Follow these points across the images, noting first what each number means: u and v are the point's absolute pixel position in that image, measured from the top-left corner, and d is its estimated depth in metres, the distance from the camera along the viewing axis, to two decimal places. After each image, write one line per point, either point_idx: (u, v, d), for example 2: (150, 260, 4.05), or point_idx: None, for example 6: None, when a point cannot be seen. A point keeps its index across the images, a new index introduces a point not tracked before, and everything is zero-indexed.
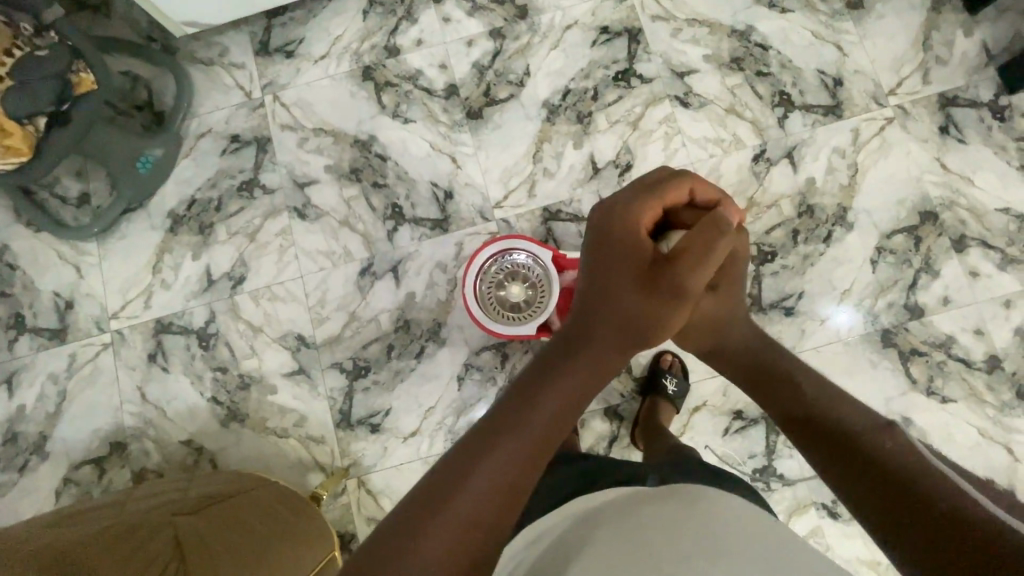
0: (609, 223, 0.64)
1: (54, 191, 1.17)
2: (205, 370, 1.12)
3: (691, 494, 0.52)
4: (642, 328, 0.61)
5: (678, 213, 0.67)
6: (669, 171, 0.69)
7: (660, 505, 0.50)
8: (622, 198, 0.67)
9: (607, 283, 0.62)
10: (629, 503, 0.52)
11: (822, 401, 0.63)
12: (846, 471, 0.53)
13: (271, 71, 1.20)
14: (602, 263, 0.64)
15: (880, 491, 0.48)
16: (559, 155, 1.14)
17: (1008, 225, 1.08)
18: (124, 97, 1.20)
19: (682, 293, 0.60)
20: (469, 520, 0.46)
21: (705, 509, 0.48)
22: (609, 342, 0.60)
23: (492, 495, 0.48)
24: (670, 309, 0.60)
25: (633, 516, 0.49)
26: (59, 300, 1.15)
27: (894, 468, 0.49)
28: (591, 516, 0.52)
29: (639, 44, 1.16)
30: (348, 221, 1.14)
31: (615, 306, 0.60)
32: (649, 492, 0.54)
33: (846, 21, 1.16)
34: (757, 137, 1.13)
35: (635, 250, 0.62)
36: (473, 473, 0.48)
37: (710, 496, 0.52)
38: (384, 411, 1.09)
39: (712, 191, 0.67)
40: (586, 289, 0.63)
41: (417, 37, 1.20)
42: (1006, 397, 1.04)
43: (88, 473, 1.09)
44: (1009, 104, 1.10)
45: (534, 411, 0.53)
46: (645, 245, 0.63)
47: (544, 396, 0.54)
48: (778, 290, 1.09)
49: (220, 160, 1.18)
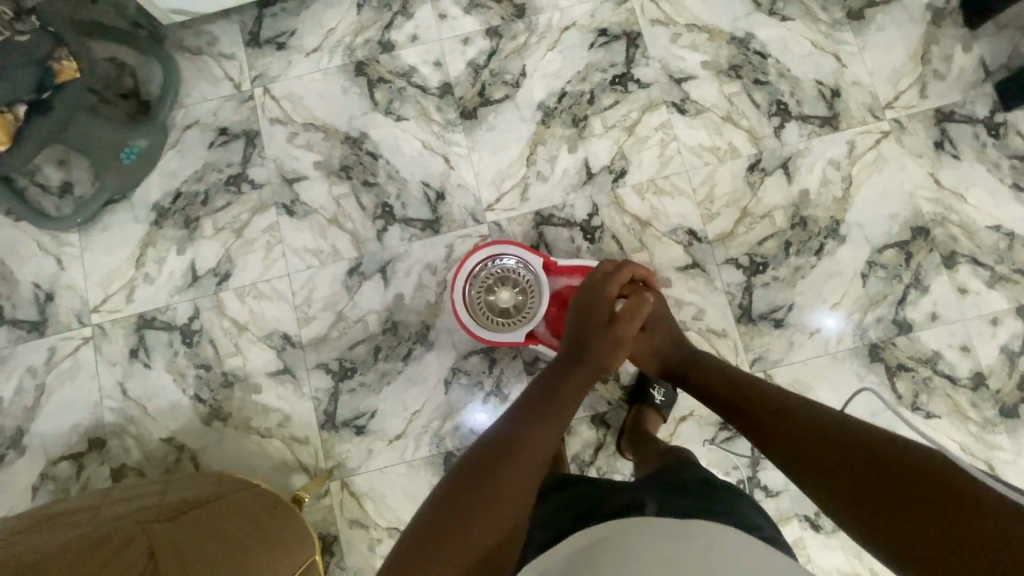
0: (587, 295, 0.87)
1: (35, 180, 1.14)
2: (188, 367, 1.10)
3: (700, 532, 0.50)
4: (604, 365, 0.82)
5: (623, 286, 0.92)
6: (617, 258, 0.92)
7: (669, 544, 0.49)
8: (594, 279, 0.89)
9: (584, 336, 0.83)
10: (635, 537, 0.50)
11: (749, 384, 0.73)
12: (844, 492, 0.53)
13: (261, 62, 1.17)
14: (576, 324, 0.85)
15: (892, 514, 0.49)
16: (553, 159, 1.13)
17: (998, 243, 1.08)
18: (110, 85, 1.17)
19: (624, 338, 0.84)
20: (485, 521, 0.59)
21: (712, 552, 0.48)
22: (585, 374, 0.79)
23: (498, 499, 0.61)
24: (618, 350, 0.83)
25: (642, 555, 0.48)
26: (38, 292, 1.13)
27: (872, 460, 0.53)
28: (598, 550, 0.51)
29: (637, 48, 1.15)
30: (337, 220, 1.13)
31: (585, 350, 0.81)
32: (655, 524, 0.52)
33: (846, 32, 1.15)
34: (753, 147, 1.12)
35: (597, 313, 0.85)
36: (486, 484, 0.61)
37: (716, 531, 0.51)
38: (369, 413, 1.08)
39: (645, 271, 0.92)
40: (571, 337, 0.84)
41: (412, 33, 1.17)
42: (989, 414, 1.04)
43: (67, 469, 1.08)
44: (1004, 121, 1.10)
45: (532, 429, 0.69)
46: (607, 309, 0.85)
47: (543, 421, 0.70)
48: (767, 301, 1.09)
49: (208, 152, 1.15)
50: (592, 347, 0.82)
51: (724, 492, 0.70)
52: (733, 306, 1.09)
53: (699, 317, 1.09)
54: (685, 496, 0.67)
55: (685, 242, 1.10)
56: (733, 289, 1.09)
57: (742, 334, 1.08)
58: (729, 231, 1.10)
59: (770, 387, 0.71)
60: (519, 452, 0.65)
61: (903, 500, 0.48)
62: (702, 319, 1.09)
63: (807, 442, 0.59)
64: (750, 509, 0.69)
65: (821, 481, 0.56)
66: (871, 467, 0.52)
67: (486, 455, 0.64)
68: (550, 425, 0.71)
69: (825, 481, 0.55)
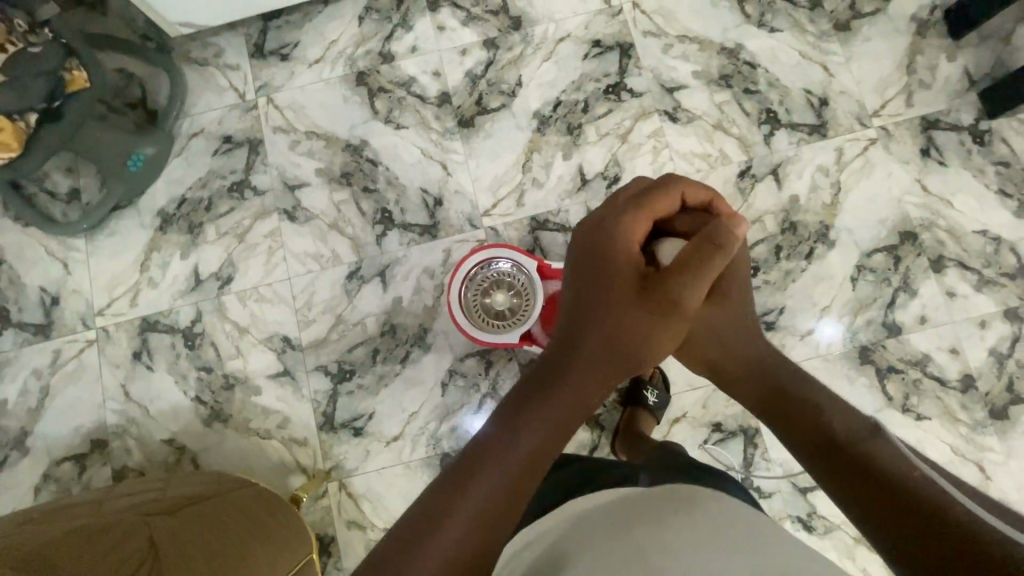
0: (606, 235, 0.66)
1: (44, 186, 1.17)
2: (189, 369, 1.12)
3: (681, 497, 0.55)
4: (635, 353, 0.63)
5: (670, 222, 0.67)
6: (660, 179, 0.68)
7: (653, 505, 0.53)
8: (619, 215, 0.66)
9: (601, 301, 0.63)
10: (619, 507, 0.55)
11: (788, 385, 0.64)
12: (829, 468, 0.54)
13: (264, 73, 1.21)
14: (589, 280, 0.66)
15: (840, 482, 0.52)
16: (549, 165, 1.16)
17: (985, 247, 1.10)
18: (117, 95, 1.20)
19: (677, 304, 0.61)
20: (452, 545, 0.50)
21: (683, 506, 0.52)
22: (598, 353, 0.63)
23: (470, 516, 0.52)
24: (666, 328, 0.63)
25: (621, 515, 0.53)
26: (44, 296, 1.15)
27: (837, 440, 0.55)
28: (587, 519, 0.56)
29: (630, 58, 1.18)
30: (337, 225, 1.15)
31: (613, 324, 0.62)
32: (643, 496, 0.57)
33: (833, 43, 1.18)
34: (743, 154, 1.15)
35: (623, 263, 0.64)
36: (461, 492, 0.53)
37: (697, 496, 0.55)
38: (367, 414, 1.10)
39: (703, 194, 0.67)
40: (586, 295, 0.65)
41: (412, 45, 1.21)
42: (979, 415, 1.06)
43: (69, 470, 1.09)
44: (989, 129, 1.13)
45: (519, 431, 0.58)
46: (633, 261, 0.64)
47: (538, 412, 0.60)
48: (759, 304, 1.11)
49: (212, 160, 1.18)
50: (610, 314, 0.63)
51: (714, 478, 0.73)
52: None
53: None
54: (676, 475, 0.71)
55: None
56: None
57: None
58: None
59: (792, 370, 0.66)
60: (499, 456, 0.56)
61: (855, 478, 0.51)
62: None
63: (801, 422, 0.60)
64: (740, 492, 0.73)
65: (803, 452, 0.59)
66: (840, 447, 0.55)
67: (462, 465, 0.56)
68: (543, 423, 0.59)
69: (823, 472, 0.55)
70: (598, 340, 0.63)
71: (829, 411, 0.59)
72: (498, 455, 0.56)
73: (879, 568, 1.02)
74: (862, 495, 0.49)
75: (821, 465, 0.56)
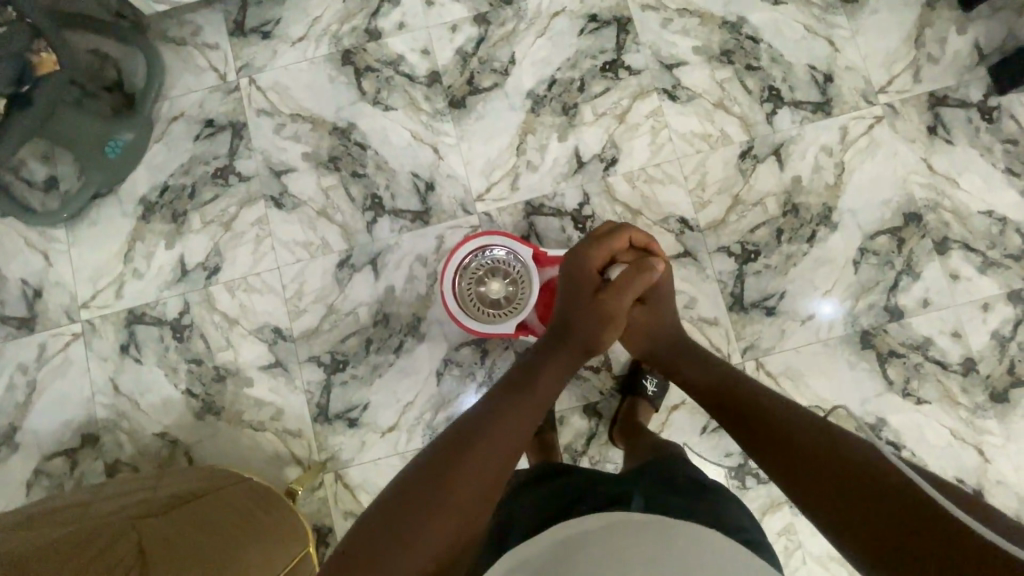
0: (573, 259, 0.87)
1: (20, 175, 1.13)
2: (179, 362, 1.10)
3: (677, 534, 0.51)
4: (592, 341, 0.83)
5: (623, 254, 0.89)
6: (618, 223, 0.90)
7: (653, 539, 0.50)
8: (585, 244, 0.88)
9: (570, 307, 0.84)
10: (610, 538, 0.50)
11: (736, 386, 0.74)
12: (809, 473, 0.55)
13: (245, 52, 1.16)
14: (565, 293, 0.86)
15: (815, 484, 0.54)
16: (544, 148, 1.12)
17: (990, 228, 1.07)
18: (92, 78, 1.15)
19: (614, 313, 0.83)
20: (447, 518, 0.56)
21: (686, 549, 0.49)
22: (571, 350, 0.80)
23: (463, 503, 0.57)
24: (608, 327, 0.83)
25: (618, 543, 0.49)
26: (27, 289, 1.12)
27: (815, 443, 0.57)
28: (577, 547, 0.50)
29: (628, 33, 1.13)
30: (326, 212, 1.12)
31: (577, 322, 0.82)
32: (632, 520, 0.53)
33: (839, 15, 1.13)
34: (745, 134, 1.11)
35: (583, 279, 0.85)
36: (454, 474, 0.59)
37: (694, 531, 0.52)
38: (361, 405, 1.08)
39: (645, 238, 0.90)
40: (559, 302, 0.86)
41: (399, 21, 1.15)
42: (980, 399, 1.05)
43: (61, 465, 1.08)
44: (998, 105, 1.09)
45: (513, 419, 0.67)
46: (590, 279, 0.85)
47: (522, 402, 0.69)
48: (759, 289, 1.09)
49: (194, 145, 1.14)
50: (575, 318, 0.82)
51: (715, 492, 0.72)
52: (724, 295, 1.09)
53: (690, 306, 1.08)
54: (675, 497, 0.70)
55: (677, 231, 1.10)
56: (724, 278, 1.09)
57: (734, 322, 1.08)
58: (721, 219, 1.10)
59: (747, 381, 0.74)
60: (495, 438, 0.63)
61: (834, 479, 0.52)
62: (694, 308, 1.08)
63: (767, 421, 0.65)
64: (735, 505, 0.72)
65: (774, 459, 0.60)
66: (820, 452, 0.56)
67: (463, 440, 0.62)
68: (531, 409, 0.69)
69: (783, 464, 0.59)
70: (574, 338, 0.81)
71: (782, 409, 0.65)
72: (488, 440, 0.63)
73: None
74: (860, 503, 0.49)
75: (799, 467, 0.57)
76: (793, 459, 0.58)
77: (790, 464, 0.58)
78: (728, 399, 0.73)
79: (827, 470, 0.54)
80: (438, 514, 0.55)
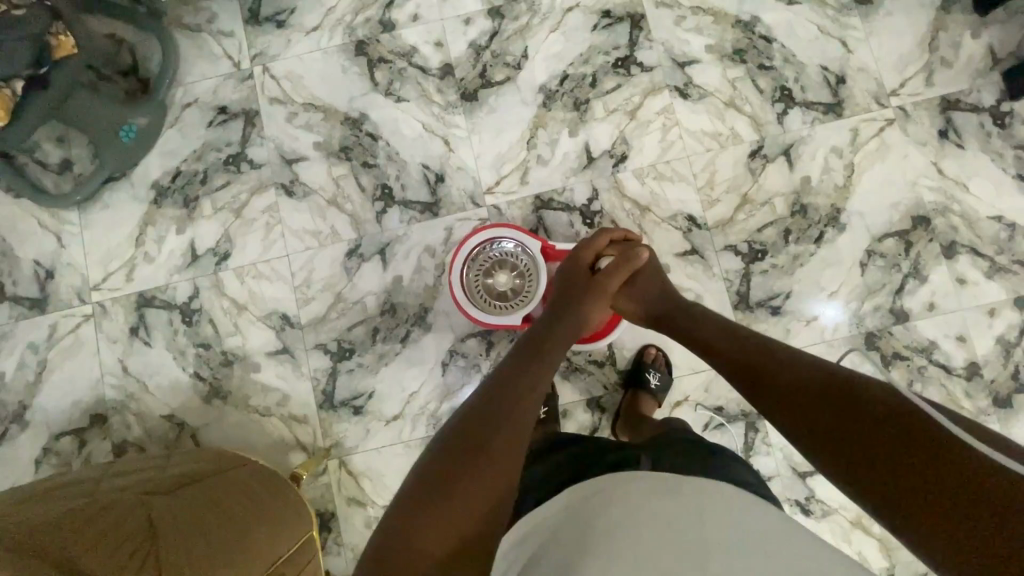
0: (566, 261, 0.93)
1: (34, 156, 1.14)
2: (188, 346, 1.11)
3: (694, 497, 0.50)
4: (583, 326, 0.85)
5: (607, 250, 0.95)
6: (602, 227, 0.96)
7: (661, 501, 0.50)
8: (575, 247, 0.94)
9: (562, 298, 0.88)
10: (614, 498, 0.52)
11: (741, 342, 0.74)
12: (826, 433, 0.55)
13: (260, 40, 1.16)
14: (559, 290, 0.90)
15: (834, 442, 0.54)
16: (554, 142, 1.12)
17: (999, 233, 1.07)
18: (107, 62, 1.16)
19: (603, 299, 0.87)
20: (466, 505, 0.55)
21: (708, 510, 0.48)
22: (568, 334, 0.82)
23: (480, 490, 0.56)
24: (594, 309, 0.87)
25: (634, 506, 0.50)
26: (39, 269, 1.13)
27: (825, 400, 0.57)
28: (588, 511, 0.52)
29: (641, 30, 1.13)
30: (337, 200, 1.13)
31: (571, 311, 0.85)
32: (644, 485, 0.53)
33: (853, 17, 1.13)
34: (755, 133, 1.12)
35: (573, 275, 0.91)
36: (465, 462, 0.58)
37: (717, 494, 0.51)
38: (366, 393, 1.09)
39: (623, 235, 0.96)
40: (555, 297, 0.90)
41: (413, 13, 1.16)
42: (983, 404, 1.05)
43: (69, 444, 1.09)
44: (1011, 110, 1.09)
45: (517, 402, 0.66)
46: (580, 273, 0.90)
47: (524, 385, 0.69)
48: (765, 288, 1.09)
49: (207, 131, 1.15)
50: (568, 306, 0.86)
51: (724, 458, 0.72)
52: (730, 293, 1.09)
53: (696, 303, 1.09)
54: (682, 458, 0.70)
55: (685, 228, 1.10)
56: (731, 276, 1.09)
57: (739, 321, 1.08)
58: (729, 218, 1.10)
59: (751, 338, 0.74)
60: (501, 420, 0.63)
61: (854, 437, 0.52)
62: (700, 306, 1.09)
63: (773, 384, 0.65)
64: (747, 473, 0.72)
65: (787, 420, 0.60)
66: (831, 412, 0.56)
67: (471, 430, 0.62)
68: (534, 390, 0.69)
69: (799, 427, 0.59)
70: (570, 325, 0.83)
71: (786, 368, 0.65)
72: (495, 424, 0.63)
73: (875, 553, 1.02)
74: (885, 456, 0.49)
75: (814, 432, 0.57)
76: (809, 422, 0.58)
77: (804, 430, 0.58)
78: (737, 354, 0.72)
79: (846, 429, 0.54)
80: (457, 504, 0.55)
